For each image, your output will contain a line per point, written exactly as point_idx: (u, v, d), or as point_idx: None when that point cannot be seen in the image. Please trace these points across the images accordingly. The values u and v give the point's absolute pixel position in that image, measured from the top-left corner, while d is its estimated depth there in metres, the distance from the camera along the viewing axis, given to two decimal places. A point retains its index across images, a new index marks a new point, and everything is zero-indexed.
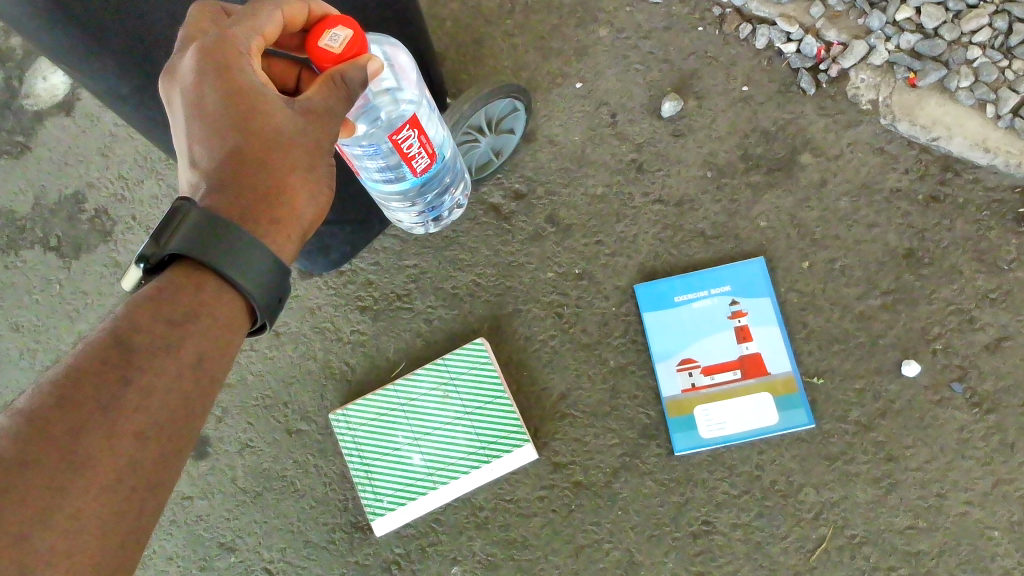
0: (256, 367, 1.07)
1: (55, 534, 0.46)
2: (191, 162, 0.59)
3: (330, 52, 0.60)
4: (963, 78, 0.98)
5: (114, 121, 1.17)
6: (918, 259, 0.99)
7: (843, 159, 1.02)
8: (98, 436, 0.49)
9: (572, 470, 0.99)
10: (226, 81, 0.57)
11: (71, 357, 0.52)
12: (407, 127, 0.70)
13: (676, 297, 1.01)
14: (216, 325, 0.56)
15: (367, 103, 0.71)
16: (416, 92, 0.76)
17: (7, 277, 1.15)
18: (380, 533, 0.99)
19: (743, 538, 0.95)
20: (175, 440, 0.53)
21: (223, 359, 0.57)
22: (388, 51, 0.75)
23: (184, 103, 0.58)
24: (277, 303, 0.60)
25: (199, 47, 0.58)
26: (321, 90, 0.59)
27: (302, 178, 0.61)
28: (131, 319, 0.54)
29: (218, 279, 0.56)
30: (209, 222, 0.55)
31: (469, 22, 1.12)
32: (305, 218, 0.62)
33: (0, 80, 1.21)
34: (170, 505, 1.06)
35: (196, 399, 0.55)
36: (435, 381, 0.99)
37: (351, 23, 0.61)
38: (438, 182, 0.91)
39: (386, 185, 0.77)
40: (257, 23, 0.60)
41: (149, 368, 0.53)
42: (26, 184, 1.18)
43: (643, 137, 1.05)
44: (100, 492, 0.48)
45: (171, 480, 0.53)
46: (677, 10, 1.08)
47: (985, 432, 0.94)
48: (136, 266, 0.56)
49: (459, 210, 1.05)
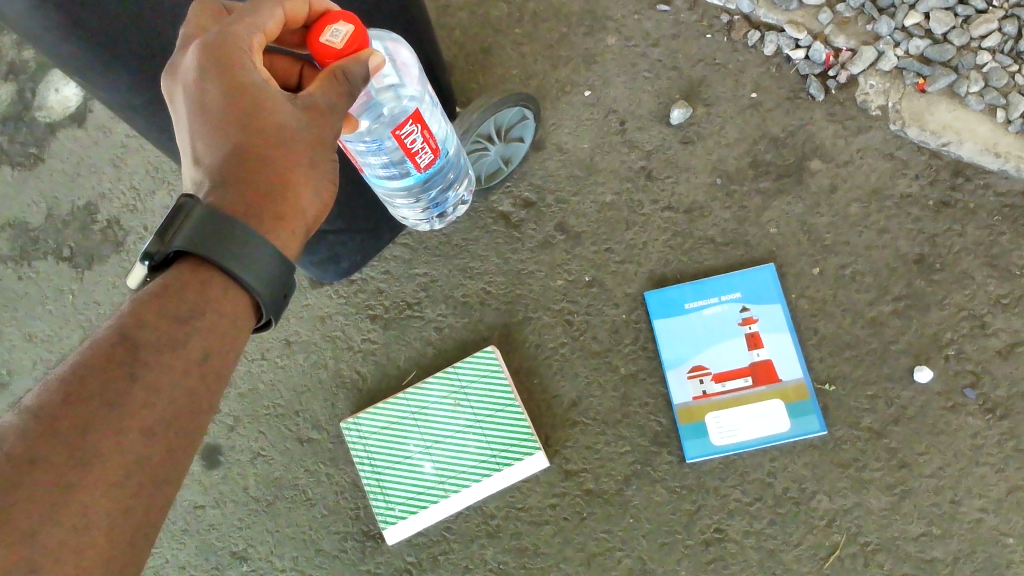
0: (267, 376, 1.08)
1: (63, 531, 0.47)
2: (195, 159, 0.59)
3: (331, 48, 0.59)
4: (973, 83, 0.98)
5: (126, 132, 1.18)
6: (930, 264, 0.99)
7: (852, 165, 1.02)
8: (106, 433, 0.50)
9: (583, 478, 0.99)
10: (229, 79, 0.57)
11: (77, 355, 0.52)
12: (410, 122, 0.69)
13: (687, 304, 1.01)
14: (221, 321, 0.56)
15: (370, 99, 0.70)
16: (418, 88, 0.76)
17: (20, 287, 1.17)
18: (392, 541, 0.99)
19: (755, 545, 0.95)
20: (181, 438, 0.54)
21: (228, 355, 0.58)
22: (391, 46, 0.76)
23: (187, 101, 0.58)
24: (281, 300, 0.61)
25: (201, 44, 0.57)
26: (323, 86, 0.59)
27: (306, 174, 0.61)
28: (137, 317, 0.54)
29: (223, 275, 0.57)
30: (212, 219, 0.56)
31: (478, 32, 1.13)
32: (309, 214, 0.62)
33: (13, 93, 1.23)
34: (183, 513, 1.06)
35: (203, 396, 0.56)
36: (446, 389, 1.00)
37: (353, 18, 0.60)
38: (443, 178, 0.88)
39: (389, 182, 0.76)
40: (258, 19, 0.58)
41: (156, 364, 0.53)
42: (40, 195, 1.19)
43: (652, 144, 1.06)
44: (107, 489, 0.49)
45: (179, 477, 0.54)
46: (685, 18, 1.09)
47: (999, 438, 0.94)
48: (141, 263, 0.56)
49: (464, 206, 1.03)
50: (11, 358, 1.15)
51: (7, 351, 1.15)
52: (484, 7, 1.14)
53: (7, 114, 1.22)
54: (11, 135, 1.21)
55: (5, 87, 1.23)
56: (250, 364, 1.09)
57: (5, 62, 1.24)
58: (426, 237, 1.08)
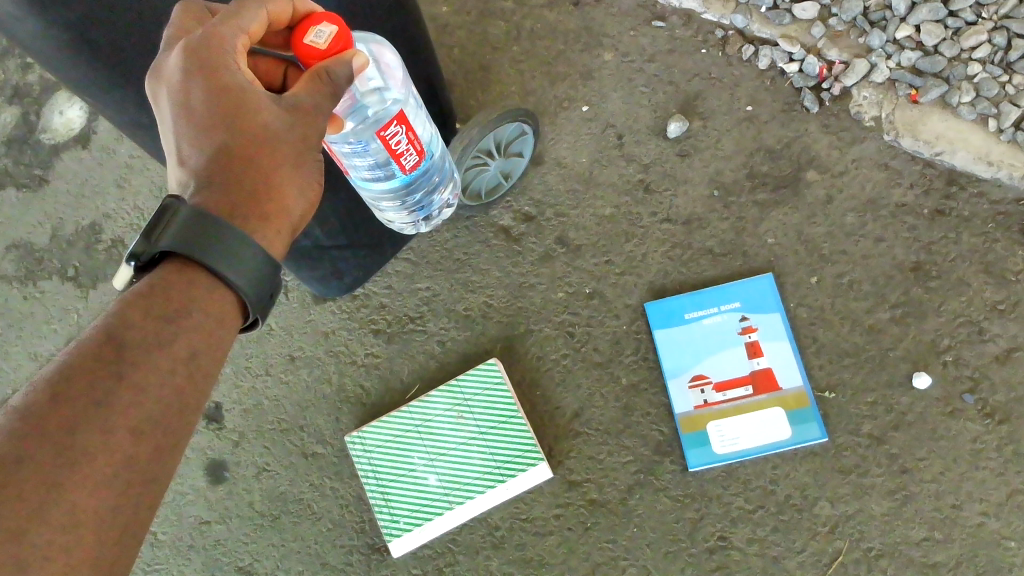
0: (272, 392, 1.09)
1: (52, 529, 0.47)
2: (180, 161, 0.59)
3: (315, 49, 0.59)
4: (965, 93, 0.99)
5: (130, 152, 1.20)
6: (926, 272, 1.00)
7: (848, 176, 1.04)
8: (94, 431, 0.50)
9: (587, 488, 0.99)
10: (212, 80, 0.56)
11: (64, 354, 0.52)
12: (395, 123, 0.68)
13: (687, 314, 1.02)
14: (208, 321, 0.56)
15: (354, 102, 0.69)
16: (402, 91, 0.75)
17: (25, 307, 1.18)
18: (398, 554, 1.00)
19: (759, 553, 0.95)
20: (169, 436, 0.54)
21: (217, 354, 0.58)
22: (375, 48, 0.73)
23: (171, 102, 0.57)
24: (268, 298, 0.61)
25: (184, 46, 0.57)
26: (308, 87, 0.58)
27: (291, 174, 0.61)
28: (124, 316, 0.54)
29: (210, 275, 0.57)
30: (198, 220, 0.56)
31: (476, 50, 1.15)
32: (294, 213, 0.62)
33: (17, 116, 1.25)
34: (189, 529, 1.07)
35: (189, 395, 0.56)
36: (450, 401, 1.00)
37: (337, 20, 0.60)
38: (427, 180, 0.87)
39: (374, 184, 0.75)
40: (242, 21, 0.58)
41: (143, 363, 0.53)
42: (45, 216, 1.21)
43: (651, 158, 1.07)
44: (96, 487, 0.49)
45: (168, 474, 0.54)
46: (680, 34, 1.11)
47: (998, 443, 0.94)
48: (127, 264, 0.56)
49: (448, 210, 1.01)
50: (16, 377, 1.16)
51: (13, 370, 1.17)
52: (482, 25, 1.16)
53: (11, 136, 1.24)
54: (16, 158, 1.23)
55: (9, 110, 1.25)
56: (254, 380, 1.10)
57: (10, 86, 1.26)
58: (427, 252, 1.09)
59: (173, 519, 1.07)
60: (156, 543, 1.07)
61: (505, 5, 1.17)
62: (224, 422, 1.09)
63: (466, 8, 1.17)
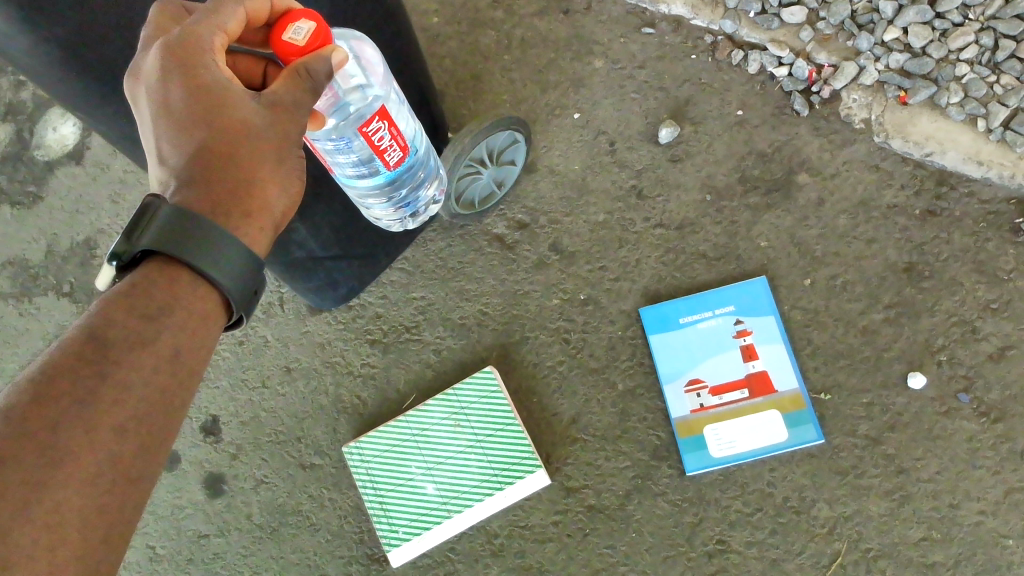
0: (269, 403, 1.09)
1: (36, 528, 0.47)
2: (161, 160, 0.59)
3: (293, 46, 0.59)
4: (953, 94, 1.00)
5: (124, 166, 1.20)
6: (918, 273, 1.00)
7: (839, 177, 1.04)
8: (76, 431, 0.50)
9: (585, 494, 0.99)
10: (191, 78, 0.56)
11: (46, 355, 0.52)
12: (377, 119, 0.68)
13: (680, 319, 1.02)
14: (191, 319, 0.56)
15: (337, 100, 0.70)
16: (384, 87, 0.75)
17: (22, 323, 1.18)
18: (397, 564, 0.99)
19: (758, 555, 0.95)
20: (154, 434, 0.54)
21: (201, 350, 0.58)
22: (355, 45, 0.73)
23: (151, 102, 0.58)
24: (252, 295, 0.61)
25: (162, 46, 0.57)
26: (286, 83, 0.58)
27: (272, 172, 0.60)
28: (106, 316, 0.54)
29: (192, 273, 0.57)
30: (178, 219, 0.56)
31: (467, 59, 1.16)
32: (277, 210, 0.62)
33: (11, 133, 1.25)
34: (188, 543, 1.07)
35: (174, 394, 0.56)
36: (446, 411, 1.00)
37: (314, 16, 0.60)
38: (412, 177, 0.87)
39: (359, 181, 0.75)
40: (220, 20, 0.58)
41: (125, 361, 0.53)
42: (40, 232, 1.21)
43: (643, 163, 1.08)
44: (80, 485, 0.49)
45: (154, 472, 0.54)
46: (670, 40, 1.12)
47: (995, 441, 0.95)
48: (109, 264, 0.56)
49: (436, 206, 0.98)
50: None
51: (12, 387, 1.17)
52: (473, 35, 1.17)
53: (6, 153, 1.24)
54: (10, 174, 1.23)
55: (3, 127, 1.25)
56: (251, 392, 1.09)
57: (4, 103, 1.26)
58: (423, 261, 1.09)
59: (172, 532, 1.07)
60: (156, 557, 1.07)
61: (496, 15, 1.17)
62: (222, 435, 1.09)
63: (457, 18, 1.18)
